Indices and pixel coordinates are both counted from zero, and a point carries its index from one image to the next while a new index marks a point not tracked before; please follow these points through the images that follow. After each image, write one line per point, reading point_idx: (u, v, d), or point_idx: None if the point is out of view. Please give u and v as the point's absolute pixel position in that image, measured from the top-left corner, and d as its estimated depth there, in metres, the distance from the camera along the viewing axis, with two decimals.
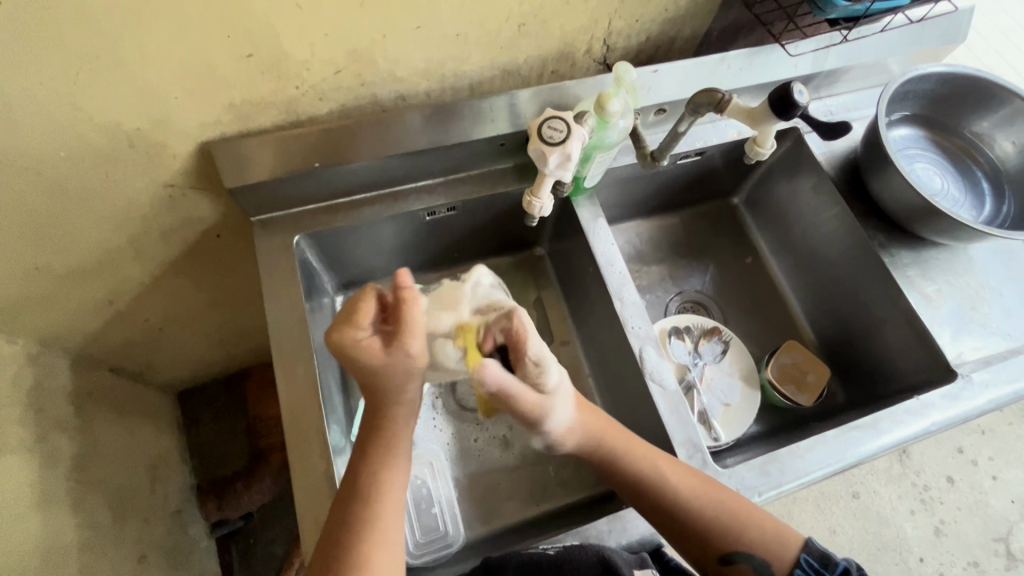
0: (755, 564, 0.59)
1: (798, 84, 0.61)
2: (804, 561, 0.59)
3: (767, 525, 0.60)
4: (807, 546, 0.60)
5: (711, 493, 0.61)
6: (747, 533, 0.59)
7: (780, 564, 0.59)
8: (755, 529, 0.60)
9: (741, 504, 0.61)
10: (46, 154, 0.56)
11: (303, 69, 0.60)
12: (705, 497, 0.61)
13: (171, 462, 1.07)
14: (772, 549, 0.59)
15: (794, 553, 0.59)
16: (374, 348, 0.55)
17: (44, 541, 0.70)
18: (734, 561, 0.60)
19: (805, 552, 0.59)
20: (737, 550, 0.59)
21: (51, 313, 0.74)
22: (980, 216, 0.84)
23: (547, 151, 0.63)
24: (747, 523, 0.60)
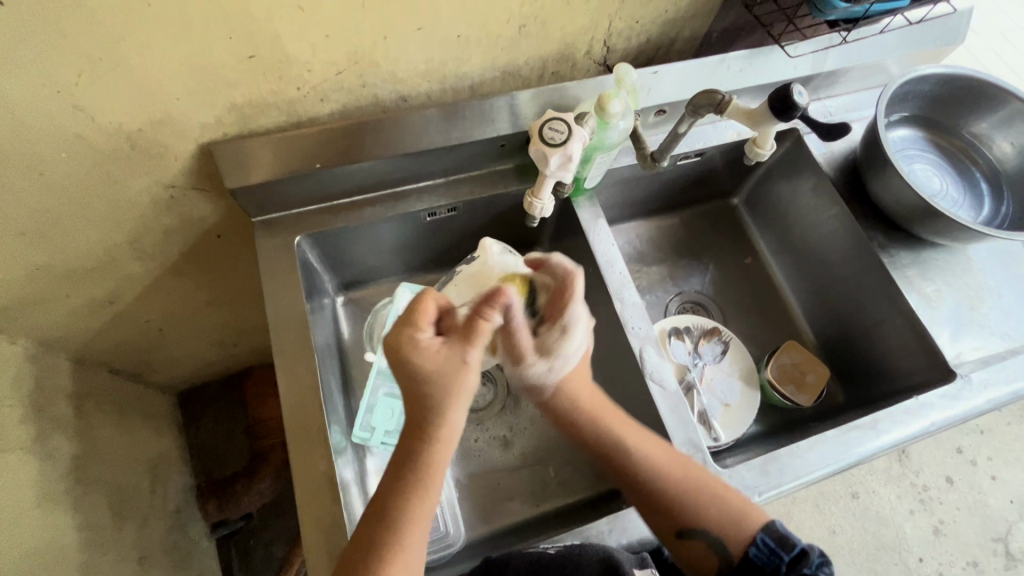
0: (709, 538, 0.58)
1: (797, 85, 0.61)
2: (759, 540, 0.56)
3: (726, 501, 0.59)
4: (767, 526, 0.57)
5: (672, 462, 0.62)
6: (703, 505, 0.59)
7: (735, 542, 0.57)
8: (711, 502, 0.59)
9: (702, 478, 0.61)
10: (47, 155, 0.56)
11: (304, 70, 0.60)
12: (667, 465, 0.62)
13: (172, 462, 1.07)
14: (727, 523, 0.58)
15: (749, 530, 0.57)
16: (431, 353, 0.54)
17: (45, 541, 0.70)
18: (688, 534, 0.59)
19: (763, 532, 0.57)
20: (691, 523, 0.59)
21: (52, 313, 0.74)
22: (979, 217, 0.84)
23: (548, 152, 0.63)
24: (704, 496, 0.60)
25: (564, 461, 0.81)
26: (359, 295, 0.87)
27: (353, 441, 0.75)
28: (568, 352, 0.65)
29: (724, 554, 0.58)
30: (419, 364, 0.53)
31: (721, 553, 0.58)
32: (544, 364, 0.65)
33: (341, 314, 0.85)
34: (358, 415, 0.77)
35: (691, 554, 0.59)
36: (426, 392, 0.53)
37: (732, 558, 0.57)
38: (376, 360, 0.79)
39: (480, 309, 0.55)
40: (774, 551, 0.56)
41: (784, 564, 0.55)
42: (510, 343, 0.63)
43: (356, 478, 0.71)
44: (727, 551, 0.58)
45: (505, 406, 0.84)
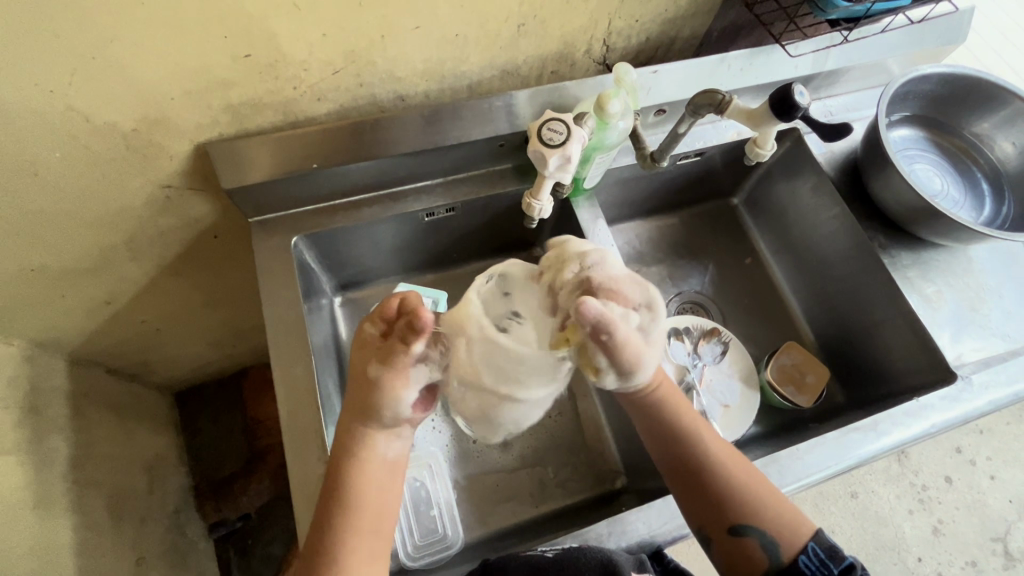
0: (764, 540, 0.57)
1: (798, 84, 0.61)
2: (812, 549, 0.56)
3: (784, 507, 0.59)
4: (818, 536, 0.57)
5: (740, 463, 0.61)
6: (763, 507, 0.58)
7: (789, 547, 0.57)
8: (768, 506, 0.59)
9: (762, 482, 0.61)
10: (41, 155, 0.55)
11: (301, 69, 0.60)
12: (733, 464, 0.61)
13: (169, 463, 1.07)
14: (781, 529, 0.57)
15: (803, 539, 0.57)
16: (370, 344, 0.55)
17: (42, 543, 0.70)
18: (742, 532, 0.58)
19: (814, 541, 0.57)
20: (749, 521, 0.58)
21: (47, 314, 0.73)
22: (980, 217, 0.84)
23: (547, 153, 0.62)
24: (766, 499, 0.59)
25: (563, 462, 0.81)
26: (357, 296, 0.87)
27: None
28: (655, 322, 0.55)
29: (774, 558, 0.56)
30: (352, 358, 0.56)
31: (773, 557, 0.57)
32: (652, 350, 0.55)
33: (339, 315, 0.85)
34: None
35: (740, 554, 0.58)
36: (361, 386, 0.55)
37: (781, 564, 0.56)
38: None
39: (405, 334, 0.52)
40: (823, 563, 0.56)
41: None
42: (619, 357, 0.53)
43: None
44: (777, 555, 0.57)
45: None
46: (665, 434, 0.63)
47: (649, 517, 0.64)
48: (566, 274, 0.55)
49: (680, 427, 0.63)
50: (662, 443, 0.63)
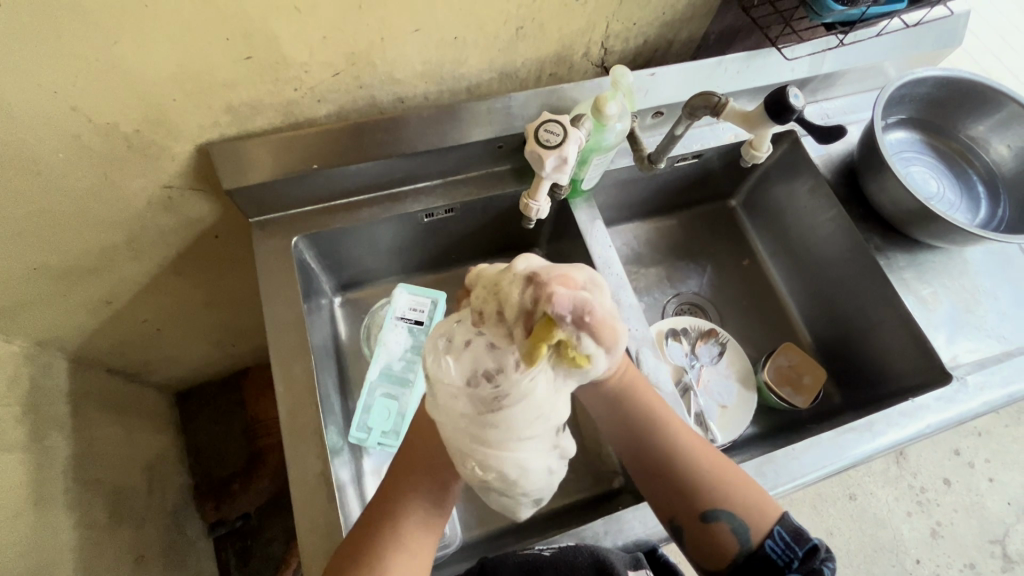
0: (734, 524, 0.57)
1: (793, 87, 0.61)
2: (779, 533, 0.56)
3: (750, 490, 0.59)
4: (783, 520, 0.57)
5: (704, 450, 0.61)
6: (730, 491, 0.58)
7: (757, 530, 0.56)
8: (733, 490, 0.58)
9: (729, 468, 0.60)
10: (45, 156, 0.56)
11: (302, 71, 0.60)
12: (698, 452, 0.61)
13: (168, 462, 1.07)
14: (749, 513, 0.57)
15: (770, 522, 0.57)
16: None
17: (42, 541, 0.71)
18: (711, 519, 0.57)
19: (780, 524, 0.57)
20: (717, 507, 0.57)
21: (48, 313, 0.74)
22: (976, 219, 0.85)
23: (544, 154, 0.63)
24: (732, 484, 0.59)
25: None
26: (357, 296, 0.87)
27: (350, 441, 0.75)
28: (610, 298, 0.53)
29: (743, 542, 0.56)
30: None
31: (743, 540, 0.56)
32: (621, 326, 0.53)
33: (339, 315, 0.85)
34: (355, 416, 0.77)
35: (712, 540, 0.57)
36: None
37: (750, 547, 0.56)
38: (373, 362, 0.79)
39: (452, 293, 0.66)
40: (789, 546, 0.56)
41: (797, 559, 0.55)
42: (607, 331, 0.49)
43: (353, 478, 0.71)
44: (747, 539, 0.56)
45: None
46: (632, 425, 0.62)
47: (644, 517, 0.64)
48: (509, 285, 0.50)
49: (647, 417, 0.62)
50: (628, 435, 0.62)
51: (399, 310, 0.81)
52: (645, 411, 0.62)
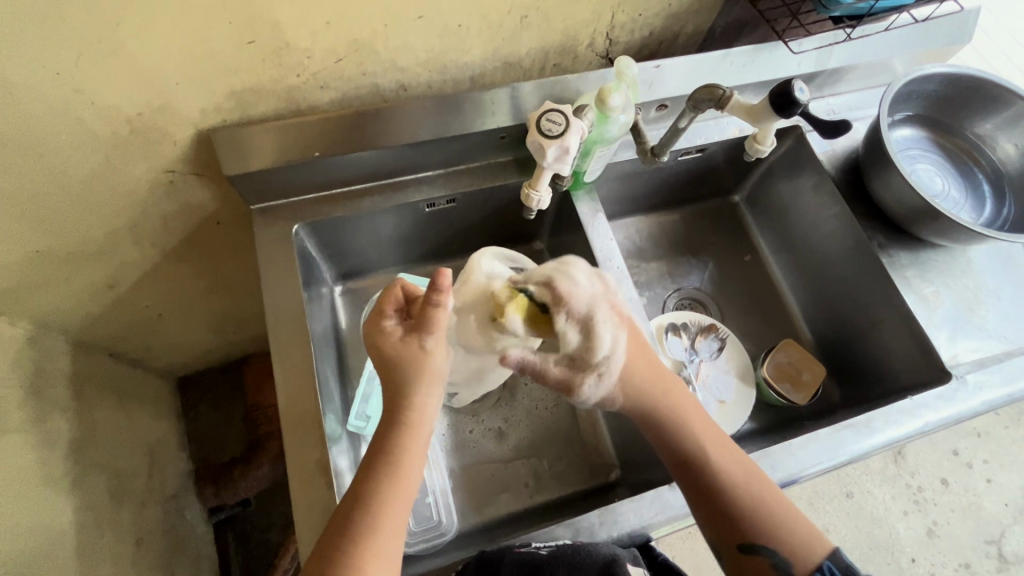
0: (776, 559, 0.56)
1: (799, 81, 0.61)
2: (827, 568, 0.55)
3: (800, 526, 0.57)
4: (834, 555, 0.56)
5: (754, 481, 0.60)
6: (776, 525, 0.57)
7: (802, 566, 0.56)
8: (780, 526, 0.57)
9: (779, 498, 0.59)
10: (47, 138, 0.56)
11: (304, 57, 0.60)
12: (746, 481, 0.60)
13: (169, 447, 1.08)
14: (793, 548, 0.56)
15: (817, 558, 0.56)
16: (390, 342, 0.56)
17: (44, 520, 0.71)
18: (753, 550, 0.57)
19: (829, 560, 0.56)
20: (761, 540, 0.57)
21: (50, 297, 0.74)
22: (980, 218, 0.84)
23: (545, 144, 0.62)
24: (782, 518, 0.58)
25: (558, 454, 0.82)
26: (357, 286, 0.87)
27: (348, 429, 0.75)
28: (612, 358, 0.61)
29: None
30: (382, 346, 0.56)
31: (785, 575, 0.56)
32: (593, 386, 0.63)
33: (340, 304, 0.86)
34: (353, 405, 0.77)
35: (751, 568, 0.57)
36: (393, 377, 0.56)
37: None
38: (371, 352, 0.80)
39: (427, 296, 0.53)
40: None
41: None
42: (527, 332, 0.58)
43: (351, 467, 0.72)
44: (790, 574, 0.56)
45: (501, 399, 0.83)
46: (679, 447, 0.62)
47: (640, 509, 0.64)
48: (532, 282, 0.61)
49: (693, 443, 0.62)
50: (675, 454, 0.62)
51: None
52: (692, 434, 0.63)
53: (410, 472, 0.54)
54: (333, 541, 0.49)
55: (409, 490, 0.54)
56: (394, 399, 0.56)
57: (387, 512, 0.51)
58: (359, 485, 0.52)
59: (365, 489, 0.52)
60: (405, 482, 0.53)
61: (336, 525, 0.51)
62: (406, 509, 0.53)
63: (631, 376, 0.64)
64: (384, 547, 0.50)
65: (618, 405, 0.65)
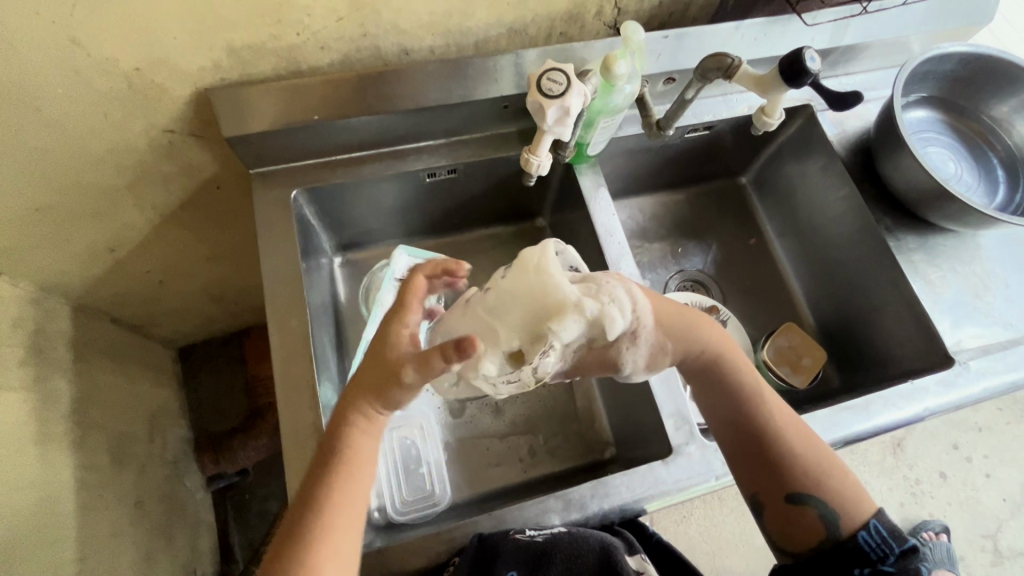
0: (823, 511, 0.56)
1: (810, 49, 0.59)
2: (873, 527, 0.55)
3: (847, 481, 0.57)
4: (880, 514, 0.56)
5: (805, 434, 0.60)
6: (825, 478, 0.57)
7: (848, 522, 0.55)
8: (829, 479, 0.57)
9: (827, 454, 0.59)
10: (44, 90, 0.55)
11: (305, 14, 0.59)
12: (795, 433, 0.60)
13: (169, 414, 1.09)
14: (841, 502, 0.56)
15: (864, 517, 0.56)
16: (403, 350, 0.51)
17: (43, 477, 0.72)
18: (801, 502, 0.57)
19: (875, 519, 0.55)
20: (810, 491, 0.57)
21: (50, 258, 0.74)
22: (992, 203, 0.82)
23: (546, 104, 0.61)
24: (830, 471, 0.58)
25: (554, 430, 0.82)
26: (357, 257, 0.87)
27: None
28: (638, 310, 0.58)
29: (831, 532, 0.56)
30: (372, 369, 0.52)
31: (831, 529, 0.56)
32: (634, 349, 0.59)
33: (338, 275, 0.85)
34: (350, 373, 0.76)
35: (797, 524, 0.57)
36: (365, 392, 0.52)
37: (839, 537, 0.55)
38: (370, 322, 0.78)
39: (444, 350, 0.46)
40: (885, 540, 0.54)
41: (893, 554, 0.53)
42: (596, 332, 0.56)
43: None
44: (836, 529, 0.55)
45: None
46: (727, 398, 0.63)
47: (634, 485, 0.64)
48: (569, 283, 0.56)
49: (748, 394, 0.62)
50: (724, 406, 0.63)
51: (398, 270, 0.79)
52: (743, 386, 0.63)
53: (366, 462, 0.52)
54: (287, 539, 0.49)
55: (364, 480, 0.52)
56: (354, 400, 0.53)
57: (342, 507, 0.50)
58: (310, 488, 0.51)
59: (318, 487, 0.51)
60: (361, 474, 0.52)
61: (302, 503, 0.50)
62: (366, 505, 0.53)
63: (667, 323, 0.61)
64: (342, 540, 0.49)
65: (671, 350, 0.61)
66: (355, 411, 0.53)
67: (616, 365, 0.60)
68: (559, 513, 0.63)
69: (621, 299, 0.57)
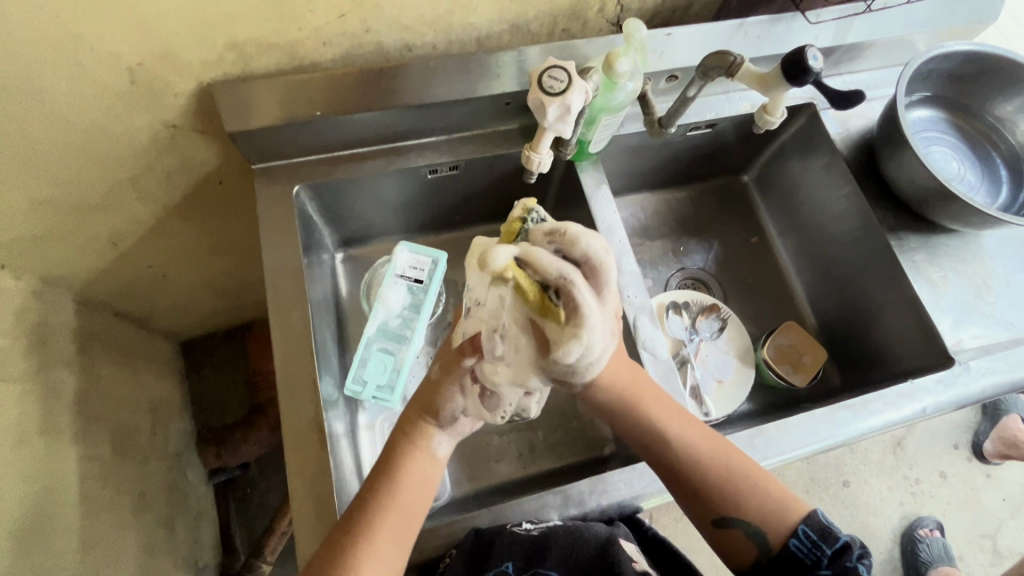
0: (749, 529, 0.56)
1: (813, 48, 0.59)
2: (802, 533, 0.54)
3: (770, 491, 0.57)
4: (809, 518, 0.54)
5: (721, 458, 0.59)
6: (746, 497, 0.56)
7: (778, 534, 0.55)
8: (750, 497, 0.56)
9: (747, 470, 0.58)
10: (49, 84, 0.56)
11: (307, 10, 0.59)
12: (711, 459, 0.59)
13: (171, 408, 1.09)
14: (767, 517, 0.55)
15: (792, 525, 0.54)
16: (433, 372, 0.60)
17: (46, 469, 0.73)
18: (727, 524, 0.57)
19: (805, 523, 0.54)
20: (733, 513, 0.56)
21: (54, 252, 0.75)
22: (995, 203, 0.82)
23: (546, 102, 0.61)
24: (749, 489, 0.57)
25: (554, 427, 0.82)
26: (358, 253, 0.87)
27: (345, 393, 0.75)
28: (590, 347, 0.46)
29: (763, 547, 0.55)
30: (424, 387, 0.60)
31: (762, 544, 0.55)
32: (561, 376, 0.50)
33: (340, 270, 0.85)
34: (351, 369, 0.76)
35: (729, 544, 0.57)
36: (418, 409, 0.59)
37: (771, 550, 0.55)
38: (371, 317, 0.79)
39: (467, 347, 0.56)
40: (815, 544, 0.53)
41: (825, 558, 0.52)
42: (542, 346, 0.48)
43: (345, 430, 0.72)
44: (766, 543, 0.55)
45: None
46: (638, 432, 0.62)
47: (632, 481, 0.65)
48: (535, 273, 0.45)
49: (654, 425, 0.61)
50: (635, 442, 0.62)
51: (399, 267, 0.80)
52: (652, 419, 0.61)
53: (407, 481, 0.56)
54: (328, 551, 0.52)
55: (408, 500, 0.55)
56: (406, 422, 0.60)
57: (382, 524, 0.53)
58: (356, 503, 0.55)
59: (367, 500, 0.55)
60: (404, 499, 0.55)
61: (344, 526, 0.53)
62: (417, 520, 0.56)
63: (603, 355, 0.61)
64: (383, 546, 0.52)
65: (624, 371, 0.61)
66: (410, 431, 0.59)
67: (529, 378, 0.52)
68: (558, 508, 0.63)
69: (589, 339, 0.45)
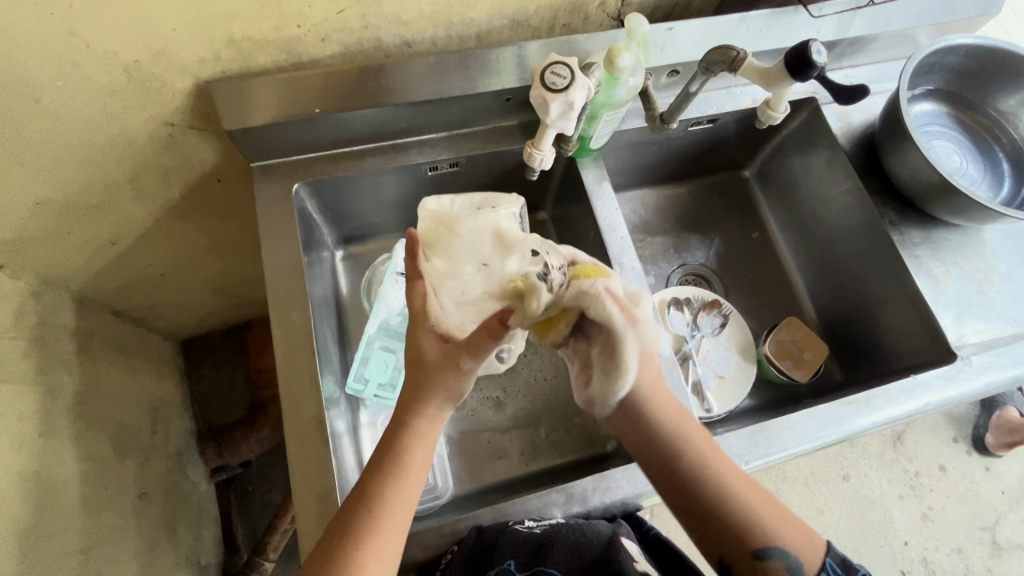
0: (789, 563, 0.51)
1: (817, 42, 0.59)
2: (830, 566, 0.52)
3: (799, 526, 0.54)
4: (832, 551, 0.54)
5: (753, 489, 0.55)
6: (779, 529, 0.53)
7: (812, 565, 0.52)
8: (783, 531, 0.53)
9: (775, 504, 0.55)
10: (45, 83, 0.55)
11: (304, 6, 0.58)
12: (743, 490, 0.54)
13: (172, 407, 1.09)
14: (802, 551, 0.52)
15: (821, 557, 0.53)
16: (431, 352, 0.58)
17: (46, 468, 0.72)
18: (767, 558, 0.52)
19: (831, 557, 0.53)
20: (772, 547, 0.52)
21: (52, 252, 0.74)
22: (997, 197, 0.82)
23: (549, 98, 0.61)
24: (780, 523, 0.53)
25: (555, 424, 0.82)
26: (358, 251, 0.86)
27: (347, 392, 0.75)
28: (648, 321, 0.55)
29: None
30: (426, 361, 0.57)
31: None
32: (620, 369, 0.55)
33: (340, 268, 0.85)
34: (352, 367, 0.76)
35: None
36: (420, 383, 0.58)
37: None
38: (372, 316, 0.79)
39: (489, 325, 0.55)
40: None
41: None
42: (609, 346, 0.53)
43: (348, 429, 0.72)
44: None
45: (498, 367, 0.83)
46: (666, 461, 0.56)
47: (635, 479, 0.65)
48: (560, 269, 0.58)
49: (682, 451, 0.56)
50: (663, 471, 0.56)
51: (400, 264, 0.80)
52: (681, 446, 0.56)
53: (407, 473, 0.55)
54: (328, 555, 0.51)
55: (408, 493, 0.55)
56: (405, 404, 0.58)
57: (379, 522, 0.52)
58: (357, 490, 0.54)
59: (366, 493, 0.54)
60: (402, 496, 0.54)
61: (340, 523, 0.53)
62: (413, 518, 0.56)
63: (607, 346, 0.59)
64: (382, 548, 0.52)
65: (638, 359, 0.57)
66: (410, 414, 0.57)
67: (615, 380, 0.54)
68: (561, 506, 0.63)
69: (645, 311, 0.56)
